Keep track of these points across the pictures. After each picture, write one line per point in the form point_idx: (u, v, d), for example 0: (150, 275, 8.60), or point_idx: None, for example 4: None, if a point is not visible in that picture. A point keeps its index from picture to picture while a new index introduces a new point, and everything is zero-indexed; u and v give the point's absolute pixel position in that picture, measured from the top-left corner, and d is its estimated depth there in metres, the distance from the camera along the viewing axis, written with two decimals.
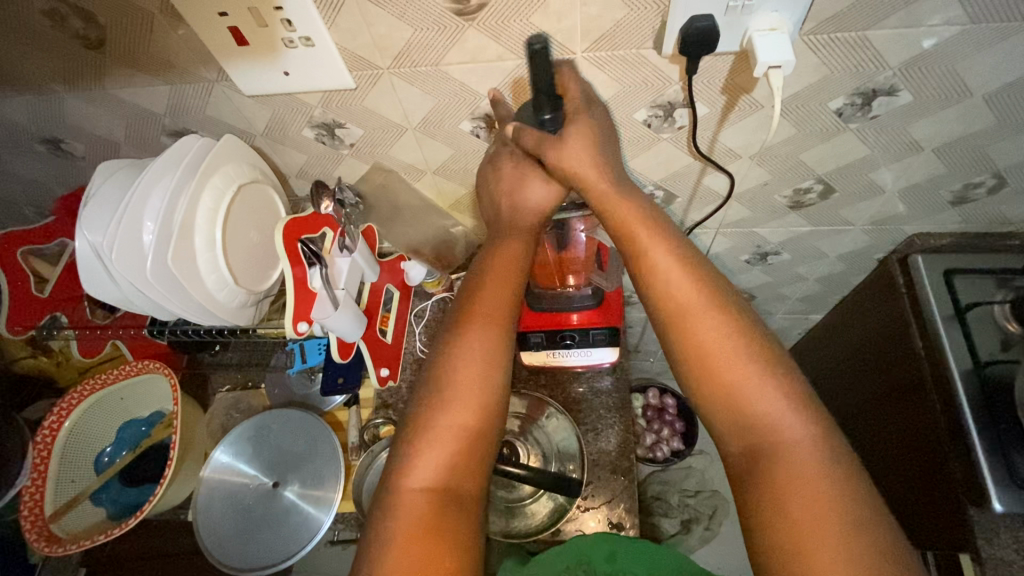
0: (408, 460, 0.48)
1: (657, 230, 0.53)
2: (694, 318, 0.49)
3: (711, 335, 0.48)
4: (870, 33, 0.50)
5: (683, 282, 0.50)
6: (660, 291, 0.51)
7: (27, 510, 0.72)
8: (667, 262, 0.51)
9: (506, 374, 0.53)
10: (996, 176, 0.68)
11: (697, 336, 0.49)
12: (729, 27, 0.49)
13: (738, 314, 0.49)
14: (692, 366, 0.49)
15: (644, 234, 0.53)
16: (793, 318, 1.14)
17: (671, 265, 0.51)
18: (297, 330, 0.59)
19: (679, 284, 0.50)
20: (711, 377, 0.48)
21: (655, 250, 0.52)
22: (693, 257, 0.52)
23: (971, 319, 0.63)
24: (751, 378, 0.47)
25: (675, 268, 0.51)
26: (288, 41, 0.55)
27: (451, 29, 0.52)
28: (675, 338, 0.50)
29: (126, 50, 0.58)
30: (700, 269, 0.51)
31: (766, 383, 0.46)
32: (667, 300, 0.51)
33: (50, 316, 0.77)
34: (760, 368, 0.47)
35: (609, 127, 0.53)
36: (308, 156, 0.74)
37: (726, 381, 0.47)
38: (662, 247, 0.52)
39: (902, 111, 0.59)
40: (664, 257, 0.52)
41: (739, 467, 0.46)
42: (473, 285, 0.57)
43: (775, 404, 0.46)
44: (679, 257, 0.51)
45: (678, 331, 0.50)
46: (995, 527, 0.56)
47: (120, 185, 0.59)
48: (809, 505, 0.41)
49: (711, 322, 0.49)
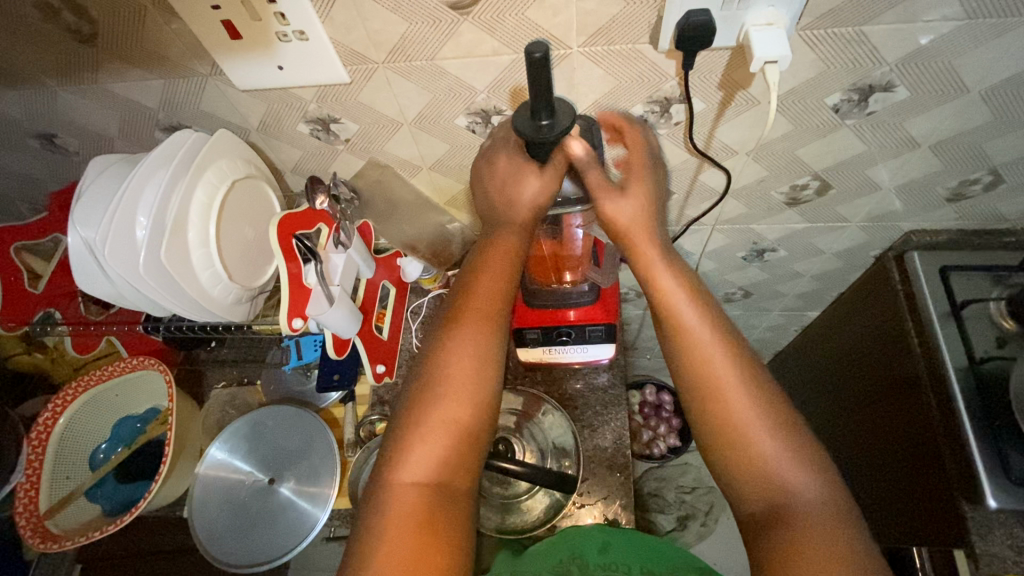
0: (401, 455, 0.48)
1: (686, 302, 0.53)
2: (724, 386, 0.50)
3: (739, 404, 0.49)
4: (866, 28, 0.50)
5: (718, 356, 0.51)
6: (691, 359, 0.51)
7: (22, 504, 0.72)
8: (697, 332, 0.52)
9: (499, 370, 0.52)
10: (992, 173, 0.68)
11: (727, 401, 0.49)
12: (726, 22, 0.49)
13: (760, 388, 0.50)
14: (715, 433, 0.50)
15: (670, 304, 0.53)
16: (790, 315, 1.14)
17: (705, 337, 0.52)
18: (291, 326, 0.60)
19: (714, 361, 0.51)
20: (737, 447, 0.48)
21: (693, 319, 0.53)
22: (722, 327, 0.53)
23: (966, 316, 0.63)
24: (776, 450, 0.47)
25: (710, 343, 0.51)
26: (282, 35, 0.54)
27: (446, 24, 0.52)
28: (704, 403, 0.50)
29: (118, 43, 0.57)
30: (731, 337, 0.52)
31: (788, 451, 0.47)
32: (697, 370, 0.51)
33: (44, 312, 0.77)
34: (786, 442, 0.48)
35: (648, 201, 0.57)
36: (303, 152, 0.73)
37: (747, 445, 0.48)
38: (696, 320, 0.52)
39: (898, 108, 0.59)
40: (697, 328, 0.52)
41: (755, 524, 0.47)
42: (468, 278, 0.55)
43: (797, 472, 0.46)
44: (709, 328, 0.52)
45: (706, 397, 0.50)
46: (990, 523, 0.56)
47: (114, 180, 0.59)
48: (818, 568, 0.42)
49: (738, 391, 0.50)
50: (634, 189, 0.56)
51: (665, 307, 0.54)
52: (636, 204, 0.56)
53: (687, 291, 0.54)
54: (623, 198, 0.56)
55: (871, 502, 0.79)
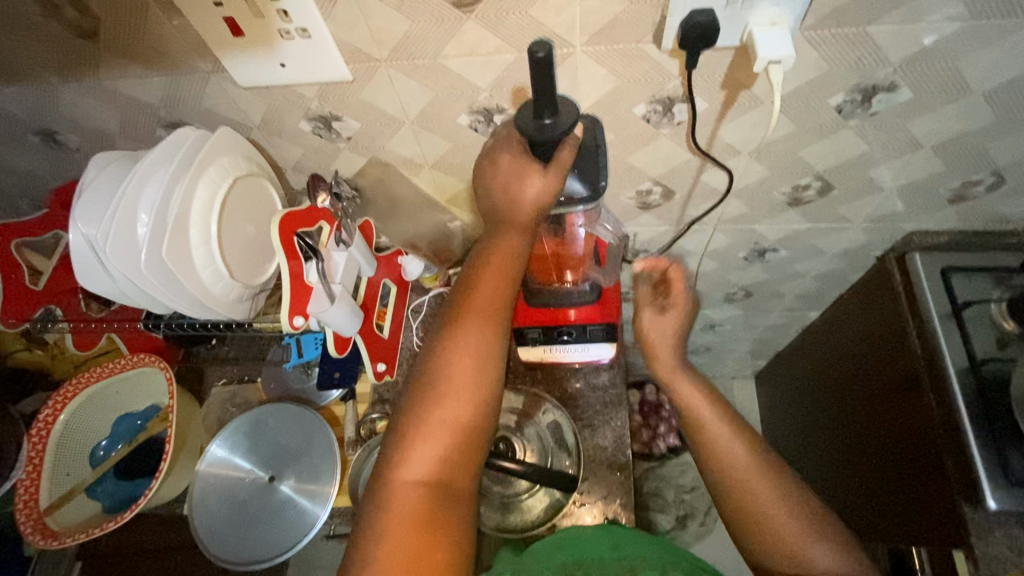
0: (401, 454, 0.47)
1: (708, 408, 0.61)
2: (750, 481, 0.56)
3: (766, 497, 0.55)
4: (870, 29, 0.50)
5: (740, 453, 0.58)
6: (716, 456, 0.58)
7: (22, 503, 0.72)
8: (721, 436, 0.59)
9: (500, 368, 0.51)
10: (995, 174, 0.68)
11: (755, 495, 0.56)
12: (730, 22, 0.49)
13: (783, 478, 0.57)
14: (746, 524, 0.56)
15: (694, 410, 0.61)
16: (791, 315, 1.14)
17: (729, 440, 0.59)
18: (293, 324, 0.60)
19: (733, 455, 0.58)
20: (764, 533, 0.55)
21: (716, 423, 0.60)
22: (745, 429, 0.60)
23: (967, 317, 0.63)
24: (800, 534, 0.54)
25: (732, 441, 0.58)
26: (284, 33, 0.54)
27: (449, 21, 0.52)
28: (731, 498, 0.57)
29: (120, 39, 0.57)
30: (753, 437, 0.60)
31: (812, 537, 0.54)
32: (724, 469, 0.58)
33: (45, 309, 0.76)
34: (808, 527, 0.54)
35: (683, 319, 0.66)
36: (305, 150, 0.73)
37: (777, 533, 0.54)
38: (719, 424, 0.60)
39: (901, 108, 0.59)
40: (720, 431, 0.59)
41: None
42: (470, 272, 0.54)
43: (822, 554, 0.53)
44: (730, 429, 0.59)
45: (734, 492, 0.57)
46: (989, 525, 0.56)
47: (115, 178, 0.59)
48: None
49: (765, 487, 0.56)
50: (672, 308, 0.67)
51: (689, 410, 0.62)
52: (669, 321, 0.66)
53: (711, 399, 0.62)
54: (663, 316, 0.67)
55: (871, 501, 0.79)
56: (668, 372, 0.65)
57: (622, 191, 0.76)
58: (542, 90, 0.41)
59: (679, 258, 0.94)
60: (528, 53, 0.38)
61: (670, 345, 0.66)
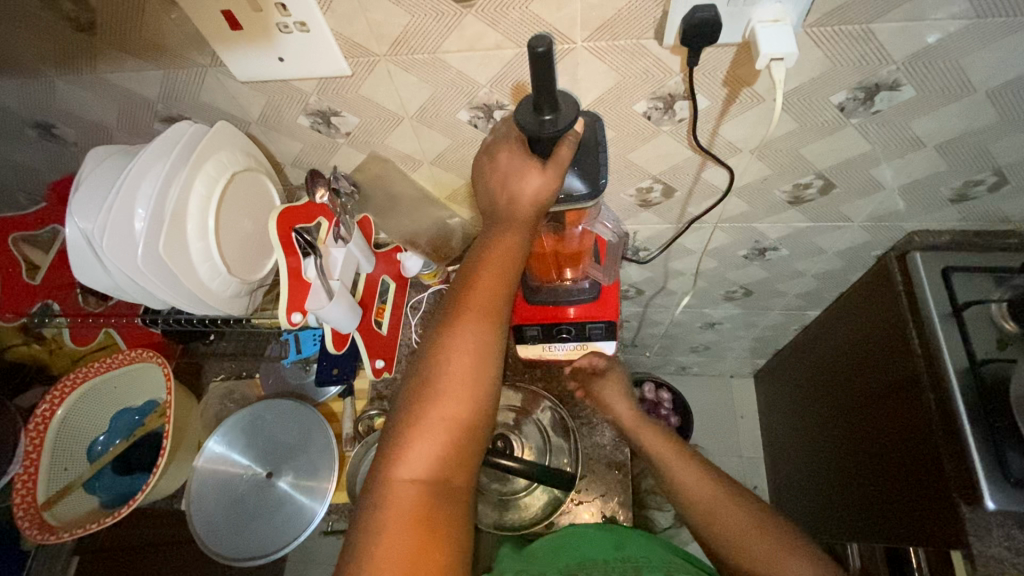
0: (399, 453, 0.47)
1: (671, 454, 0.73)
2: (720, 506, 0.66)
3: (737, 519, 0.64)
4: (874, 26, 0.49)
5: (704, 489, 0.68)
6: (685, 490, 0.69)
7: (19, 497, 0.72)
8: (685, 472, 0.70)
9: (498, 366, 0.51)
10: (997, 173, 0.67)
11: (728, 519, 0.64)
12: (732, 18, 0.48)
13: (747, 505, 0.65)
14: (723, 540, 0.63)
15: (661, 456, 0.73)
16: (790, 314, 1.14)
17: (693, 476, 0.70)
18: (291, 320, 0.60)
19: (697, 487, 0.68)
20: (744, 558, 0.61)
21: (681, 464, 0.71)
22: (712, 472, 0.70)
23: (967, 317, 0.62)
24: (774, 547, 0.60)
25: (696, 478, 0.69)
26: (283, 26, 0.53)
27: (449, 16, 0.51)
28: (705, 522, 0.66)
29: (117, 32, 0.57)
30: (715, 475, 0.70)
31: (788, 551, 0.59)
32: (696, 500, 0.67)
33: (41, 304, 0.77)
34: (784, 547, 0.59)
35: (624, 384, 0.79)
36: (304, 145, 0.73)
37: (750, 543, 0.61)
38: (684, 467, 0.71)
39: (904, 107, 0.58)
40: (684, 470, 0.71)
41: None
42: (469, 269, 0.53)
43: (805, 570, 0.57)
44: (694, 468, 0.71)
45: (708, 516, 0.66)
46: (987, 524, 0.56)
47: (112, 171, 0.58)
48: None
49: (733, 511, 0.64)
50: (609, 377, 0.79)
51: (661, 458, 0.73)
52: (614, 386, 0.78)
53: (673, 447, 0.74)
54: (604, 378, 0.79)
55: (869, 501, 0.79)
56: (630, 427, 0.76)
57: (621, 189, 0.76)
58: (542, 87, 0.41)
59: (679, 256, 0.94)
60: (528, 47, 0.38)
61: (627, 404, 0.77)
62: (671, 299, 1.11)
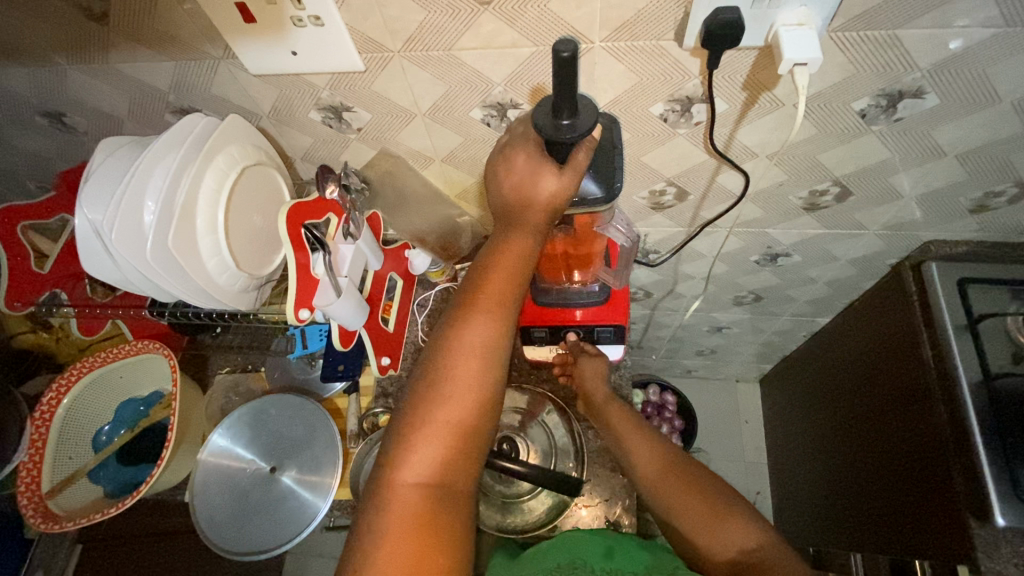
0: (403, 455, 0.46)
1: (629, 429, 0.70)
2: (670, 475, 0.63)
3: (682, 491, 0.61)
4: (900, 33, 0.48)
5: (654, 457, 0.65)
6: (637, 461, 0.66)
7: (24, 485, 0.72)
8: (637, 446, 0.67)
9: (504, 369, 0.50)
10: (1018, 185, 0.66)
11: (676, 492, 0.61)
12: (755, 21, 0.47)
13: (691, 473, 0.63)
14: (671, 509, 0.61)
15: (621, 434, 0.69)
16: (800, 320, 1.12)
17: (644, 449, 0.67)
18: (299, 317, 0.58)
19: (647, 458, 0.65)
20: (684, 521, 0.59)
21: (637, 439, 0.68)
22: (663, 445, 0.67)
23: (983, 330, 0.61)
24: (711, 506, 0.59)
25: (645, 449, 0.66)
26: (297, 20, 0.53)
27: (465, 13, 0.50)
28: (656, 493, 0.63)
29: (129, 23, 0.56)
30: (665, 445, 0.67)
31: (726, 518, 0.58)
32: (647, 474, 0.64)
33: (50, 293, 0.77)
34: (722, 512, 0.58)
35: (602, 369, 0.77)
36: (314, 139, 0.72)
37: (689, 508, 0.59)
38: (637, 440, 0.68)
39: (927, 115, 0.57)
40: (638, 444, 0.67)
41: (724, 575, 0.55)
42: (479, 270, 0.51)
43: (740, 533, 0.56)
44: (644, 441, 0.67)
45: (656, 490, 0.63)
46: (995, 541, 0.55)
47: (119, 164, 0.58)
48: None
49: (678, 487, 0.61)
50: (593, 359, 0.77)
51: (618, 435, 0.70)
52: (593, 373, 0.76)
53: (632, 422, 0.70)
54: (595, 357, 0.77)
55: (873, 511, 0.79)
56: (600, 405, 0.74)
57: (634, 191, 0.75)
58: (563, 91, 0.40)
59: (690, 259, 0.93)
60: (552, 51, 0.37)
61: (600, 382, 0.75)
62: (678, 302, 1.10)
